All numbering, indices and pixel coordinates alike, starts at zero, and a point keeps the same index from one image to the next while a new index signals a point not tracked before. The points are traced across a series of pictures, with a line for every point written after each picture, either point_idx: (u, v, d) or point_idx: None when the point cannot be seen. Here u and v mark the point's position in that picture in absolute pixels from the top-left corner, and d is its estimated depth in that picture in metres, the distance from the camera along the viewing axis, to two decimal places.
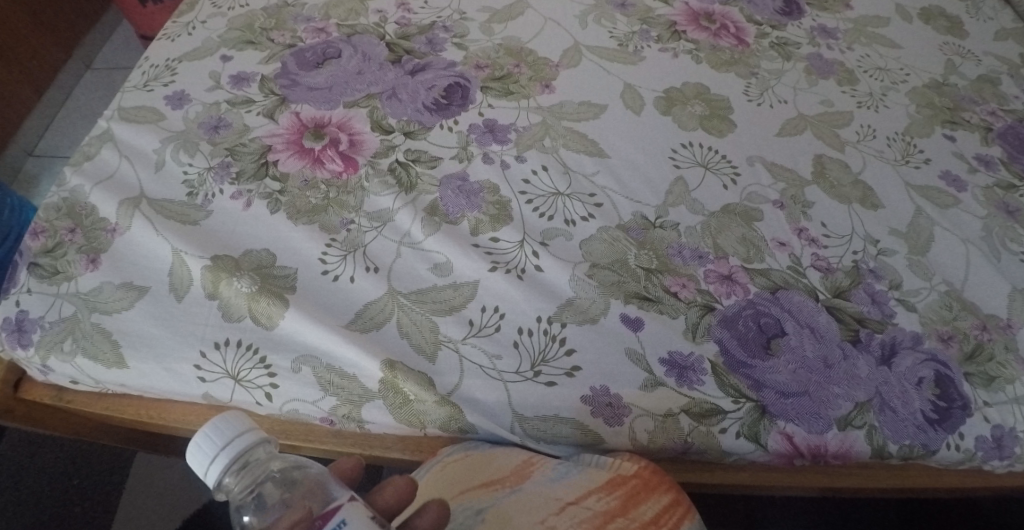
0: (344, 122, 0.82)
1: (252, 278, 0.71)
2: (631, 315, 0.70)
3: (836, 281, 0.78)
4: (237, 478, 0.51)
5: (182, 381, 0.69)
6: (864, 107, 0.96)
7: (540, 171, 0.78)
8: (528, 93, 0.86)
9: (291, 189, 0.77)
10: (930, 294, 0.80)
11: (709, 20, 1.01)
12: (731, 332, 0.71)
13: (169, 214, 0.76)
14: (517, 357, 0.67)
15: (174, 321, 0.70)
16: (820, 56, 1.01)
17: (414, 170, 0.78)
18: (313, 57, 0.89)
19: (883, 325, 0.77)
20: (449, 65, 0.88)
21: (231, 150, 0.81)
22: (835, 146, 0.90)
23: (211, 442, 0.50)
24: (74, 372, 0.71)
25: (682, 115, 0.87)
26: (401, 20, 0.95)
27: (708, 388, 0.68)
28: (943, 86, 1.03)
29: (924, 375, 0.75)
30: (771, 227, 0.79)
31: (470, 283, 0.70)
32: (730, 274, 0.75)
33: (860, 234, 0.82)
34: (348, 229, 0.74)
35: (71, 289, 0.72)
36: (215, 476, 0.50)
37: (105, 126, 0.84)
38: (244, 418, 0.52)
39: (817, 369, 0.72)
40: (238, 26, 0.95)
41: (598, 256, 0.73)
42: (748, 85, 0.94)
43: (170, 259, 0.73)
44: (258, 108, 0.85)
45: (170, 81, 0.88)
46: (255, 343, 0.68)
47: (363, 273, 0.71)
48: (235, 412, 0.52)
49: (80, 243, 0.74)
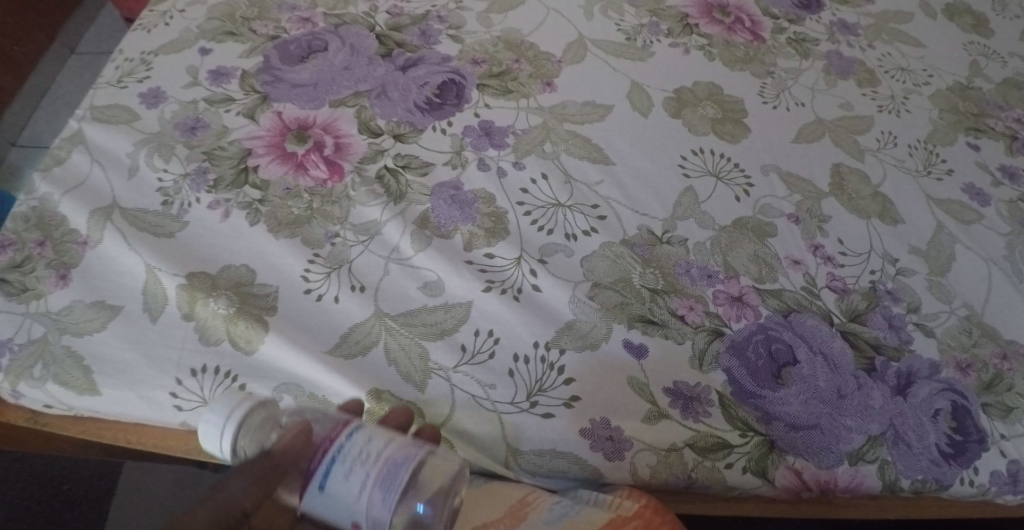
0: (329, 123, 0.79)
1: (228, 298, 0.69)
2: (634, 342, 0.66)
3: (852, 304, 0.73)
4: (247, 440, 0.56)
5: (158, 409, 0.67)
6: (886, 111, 0.90)
7: (540, 180, 0.74)
8: (527, 92, 0.81)
9: (272, 198, 0.75)
10: (950, 318, 0.76)
11: (723, 13, 0.94)
12: (741, 361, 0.67)
13: (143, 227, 0.73)
14: (512, 387, 0.63)
15: (149, 345, 0.68)
16: (840, 54, 0.95)
17: (403, 178, 0.75)
18: (297, 50, 0.86)
19: (899, 352, 0.72)
20: (444, 59, 0.85)
21: (208, 153, 0.78)
22: (855, 155, 0.84)
23: (217, 414, 0.55)
24: (47, 398, 0.67)
25: (693, 118, 0.81)
26: (394, 8, 0.91)
27: (714, 420, 0.65)
28: (969, 90, 0.97)
29: (940, 407, 0.71)
30: (786, 243, 0.74)
31: (462, 304, 0.67)
32: (741, 296, 0.70)
33: (878, 252, 0.77)
34: (333, 244, 0.71)
35: (41, 308, 0.68)
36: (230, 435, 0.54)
37: (76, 126, 0.79)
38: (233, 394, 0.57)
39: (829, 400, 0.68)
40: (218, 15, 0.91)
41: (600, 274, 0.69)
42: (764, 85, 0.88)
43: (142, 276, 0.70)
44: (238, 106, 0.81)
45: (145, 77, 0.84)
46: (233, 369, 0.67)
47: (347, 293, 0.68)
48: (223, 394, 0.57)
49: (49, 257, 0.71)
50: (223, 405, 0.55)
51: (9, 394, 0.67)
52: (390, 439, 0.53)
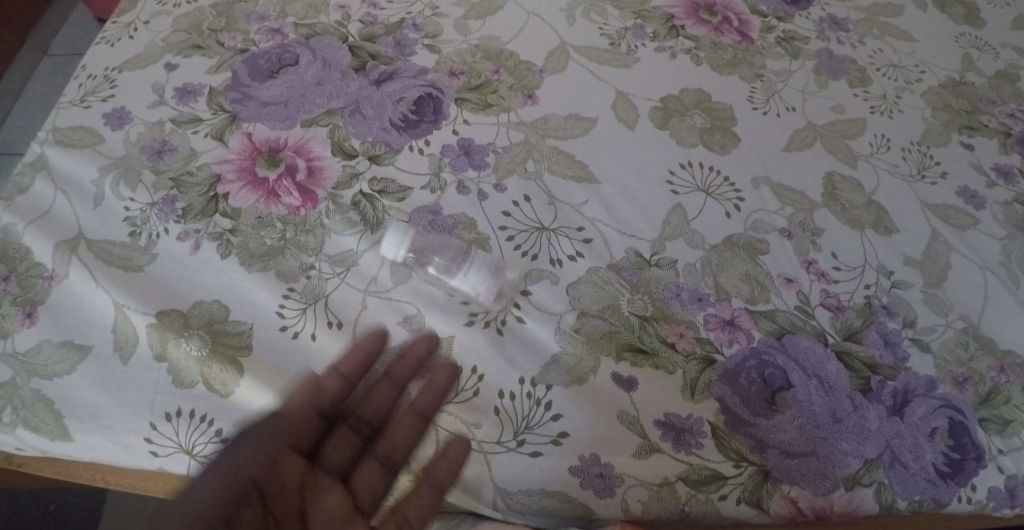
0: (301, 145, 0.76)
1: (202, 338, 0.66)
2: (623, 374, 0.65)
3: (847, 322, 0.71)
4: None
5: (133, 455, 0.64)
6: (879, 113, 0.87)
7: (522, 202, 0.73)
8: (508, 105, 0.79)
9: (243, 227, 0.71)
10: (946, 332, 0.73)
11: (710, 12, 0.91)
12: (732, 388, 0.66)
13: (110, 260, 0.69)
14: (498, 425, 0.63)
15: (121, 388, 0.65)
16: (831, 52, 0.92)
17: (380, 204, 0.72)
18: (266, 64, 0.82)
19: (895, 371, 0.70)
20: (420, 72, 0.81)
21: (176, 180, 0.74)
22: (848, 162, 0.82)
23: None
24: (17, 444, 0.65)
25: (680, 128, 0.80)
26: (366, 17, 0.87)
27: (707, 452, 0.63)
28: (962, 85, 0.92)
29: (937, 425, 0.69)
30: (778, 261, 0.73)
31: (445, 339, 0.66)
32: (732, 320, 0.69)
33: (873, 265, 0.75)
34: (308, 276, 0.69)
35: (8, 350, 0.66)
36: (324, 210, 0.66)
37: (39, 150, 0.75)
38: None
39: (825, 424, 0.66)
40: (184, 26, 0.86)
41: (586, 303, 0.68)
42: (753, 89, 0.85)
43: (111, 313, 0.67)
44: (206, 127, 0.77)
45: (109, 96, 0.80)
46: (210, 414, 0.64)
47: (325, 330, 0.66)
48: None
49: (15, 294, 0.68)
50: None
51: None
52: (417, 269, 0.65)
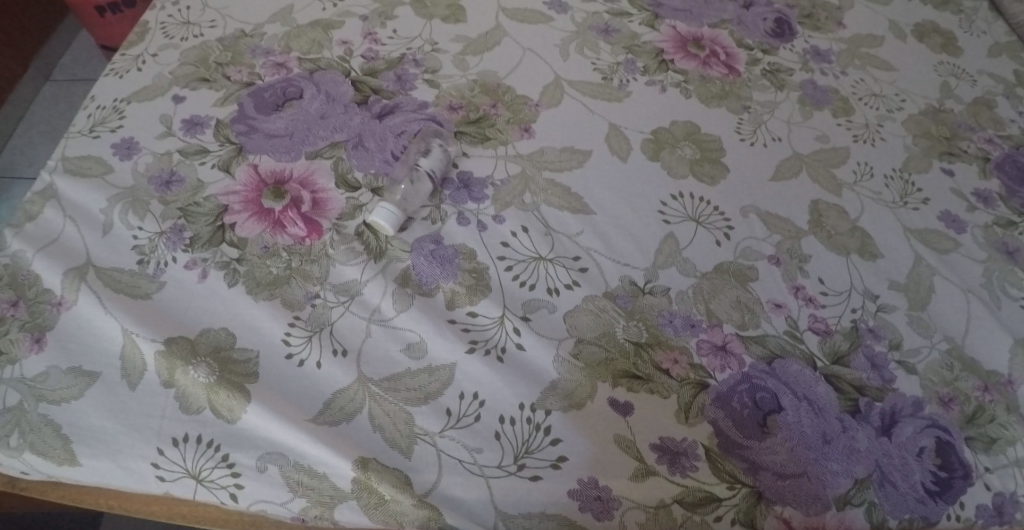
0: (305, 176, 0.78)
1: (209, 365, 0.68)
2: (620, 399, 0.68)
3: (835, 345, 0.74)
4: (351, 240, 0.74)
5: (139, 479, 0.66)
6: (861, 141, 0.90)
7: (520, 233, 0.75)
8: (505, 138, 0.82)
9: (250, 257, 0.74)
10: (931, 353, 0.76)
11: (698, 46, 0.94)
12: (726, 412, 0.68)
13: (119, 287, 0.71)
14: (499, 450, 0.65)
15: (129, 413, 0.67)
16: (814, 83, 0.95)
17: (383, 235, 0.75)
18: (272, 97, 0.84)
19: (883, 392, 0.73)
20: (420, 106, 0.84)
21: (184, 210, 0.76)
22: (832, 189, 0.84)
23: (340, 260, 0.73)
24: (23, 468, 0.66)
25: (671, 160, 0.83)
26: (368, 51, 0.89)
27: (702, 474, 0.66)
28: (940, 112, 0.95)
29: (925, 444, 0.71)
30: (767, 287, 0.76)
31: (446, 366, 0.68)
32: (724, 345, 0.72)
33: (858, 289, 0.78)
34: (313, 304, 0.71)
35: (15, 375, 0.67)
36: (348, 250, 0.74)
37: (48, 179, 0.77)
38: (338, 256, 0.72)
39: (815, 445, 0.69)
40: (192, 59, 0.88)
41: (583, 330, 0.71)
42: (741, 121, 0.88)
43: (119, 339, 0.69)
44: (213, 158, 0.79)
45: (117, 126, 0.81)
46: (217, 439, 0.66)
47: (330, 357, 0.68)
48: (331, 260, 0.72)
49: (23, 319, 0.69)
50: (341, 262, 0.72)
51: None
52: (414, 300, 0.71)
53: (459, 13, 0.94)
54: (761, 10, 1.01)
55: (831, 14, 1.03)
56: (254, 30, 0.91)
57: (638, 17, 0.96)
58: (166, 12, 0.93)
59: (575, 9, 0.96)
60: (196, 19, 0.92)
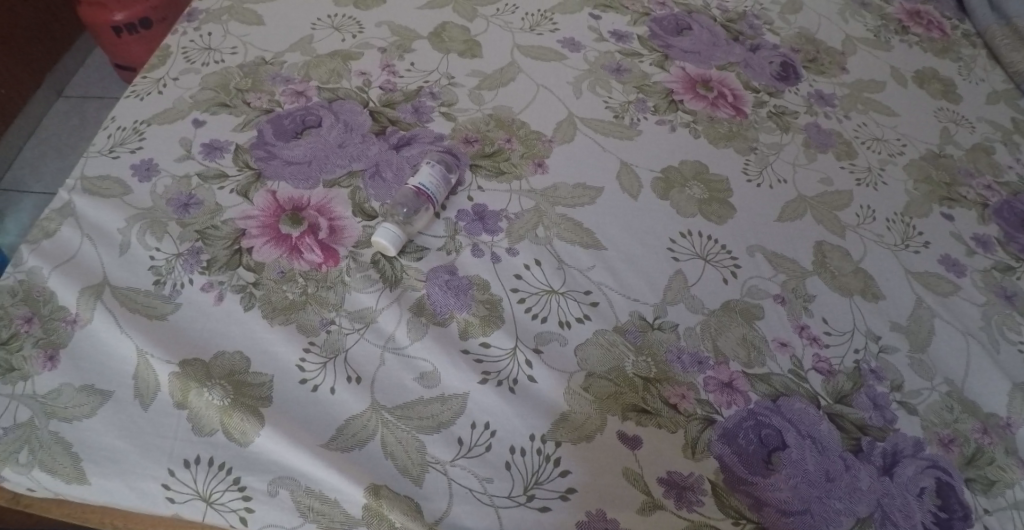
0: (323, 204, 0.79)
1: (223, 388, 0.69)
2: (629, 433, 0.70)
3: (838, 385, 0.76)
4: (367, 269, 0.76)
5: (148, 500, 0.66)
6: (864, 185, 0.92)
7: (533, 266, 0.77)
8: (519, 172, 0.84)
9: (266, 281, 0.74)
10: (932, 395, 0.77)
11: (706, 87, 0.97)
12: (732, 448, 0.70)
13: (135, 307, 0.72)
14: (509, 480, 0.67)
15: (141, 433, 0.67)
16: (819, 126, 0.97)
17: (399, 263, 0.76)
18: (291, 125, 0.85)
19: (884, 432, 0.74)
20: (437, 138, 0.86)
21: (201, 232, 0.77)
22: (836, 231, 0.87)
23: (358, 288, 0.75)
24: (30, 485, 0.67)
25: (680, 198, 0.85)
26: (386, 84, 0.91)
27: (707, 509, 0.67)
28: (940, 158, 0.98)
29: (925, 485, 0.72)
30: (772, 325, 0.78)
31: (458, 396, 0.70)
32: (730, 382, 0.74)
33: (861, 330, 0.80)
34: (329, 330, 0.72)
35: (27, 390, 0.68)
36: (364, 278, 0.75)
37: (66, 198, 0.78)
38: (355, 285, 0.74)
39: (818, 483, 0.70)
40: (212, 85, 0.89)
41: (593, 363, 0.73)
42: (747, 161, 0.91)
43: (133, 359, 0.70)
44: (231, 183, 0.80)
45: (137, 147, 0.82)
46: (228, 462, 0.67)
47: (344, 383, 0.70)
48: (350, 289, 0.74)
49: (37, 335, 0.70)
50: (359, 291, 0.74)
51: None
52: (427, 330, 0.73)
53: (475, 48, 0.96)
54: (767, 53, 1.04)
55: (834, 59, 1.06)
56: (275, 58, 0.92)
57: (649, 57, 0.99)
58: (188, 37, 0.94)
59: (588, 48, 0.99)
60: (217, 45, 0.93)
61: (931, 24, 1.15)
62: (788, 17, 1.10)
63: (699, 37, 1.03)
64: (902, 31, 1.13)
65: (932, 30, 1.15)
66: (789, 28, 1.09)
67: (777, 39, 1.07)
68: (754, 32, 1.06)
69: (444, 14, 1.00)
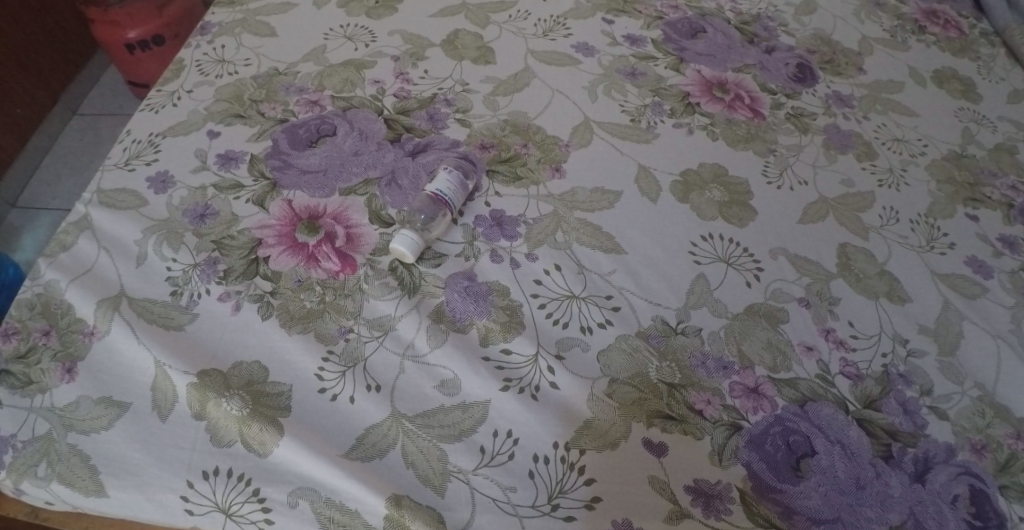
0: (340, 212, 0.78)
1: (241, 398, 0.68)
2: (654, 440, 0.69)
3: (866, 390, 0.74)
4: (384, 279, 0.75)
5: (167, 512, 0.65)
6: (886, 186, 0.90)
7: (553, 271, 0.76)
8: (537, 177, 0.84)
9: (283, 290, 0.74)
10: (962, 400, 0.75)
11: (723, 90, 0.96)
12: (759, 455, 0.69)
13: (152, 318, 0.72)
14: (533, 489, 0.66)
15: (159, 445, 0.67)
16: (838, 127, 0.96)
17: (416, 270, 0.76)
18: (305, 133, 0.84)
19: (915, 437, 0.72)
20: (452, 144, 0.86)
21: (218, 242, 0.76)
22: (859, 233, 0.85)
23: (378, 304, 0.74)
24: (49, 498, 0.66)
25: (700, 202, 0.84)
26: (400, 91, 0.90)
27: (735, 517, 0.66)
28: (963, 158, 0.96)
29: (958, 492, 0.70)
30: (797, 329, 0.76)
31: (480, 404, 0.69)
32: (756, 387, 0.72)
33: (888, 333, 0.78)
34: (347, 339, 0.71)
35: (45, 403, 0.68)
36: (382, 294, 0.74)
37: (83, 210, 0.78)
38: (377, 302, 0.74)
39: (848, 491, 0.68)
40: (226, 96, 0.89)
41: (616, 370, 0.72)
42: (767, 164, 0.89)
43: (151, 371, 0.69)
44: (247, 193, 0.80)
45: (153, 159, 0.82)
46: (248, 473, 0.66)
47: (363, 392, 0.69)
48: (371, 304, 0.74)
49: (55, 348, 0.70)
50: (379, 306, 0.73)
51: (11, 492, 0.66)
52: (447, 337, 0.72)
53: (488, 54, 0.96)
54: (782, 55, 1.02)
55: (851, 60, 1.05)
56: (288, 69, 0.92)
57: (663, 61, 0.99)
58: (202, 50, 0.94)
59: (602, 52, 0.98)
60: (231, 57, 0.93)
61: (948, 23, 1.14)
62: (803, 19, 1.09)
63: (714, 40, 1.02)
64: (919, 31, 1.11)
65: (949, 29, 1.13)
66: (804, 30, 1.08)
67: (793, 41, 1.05)
68: (769, 34, 1.05)
69: (456, 21, 1.00)
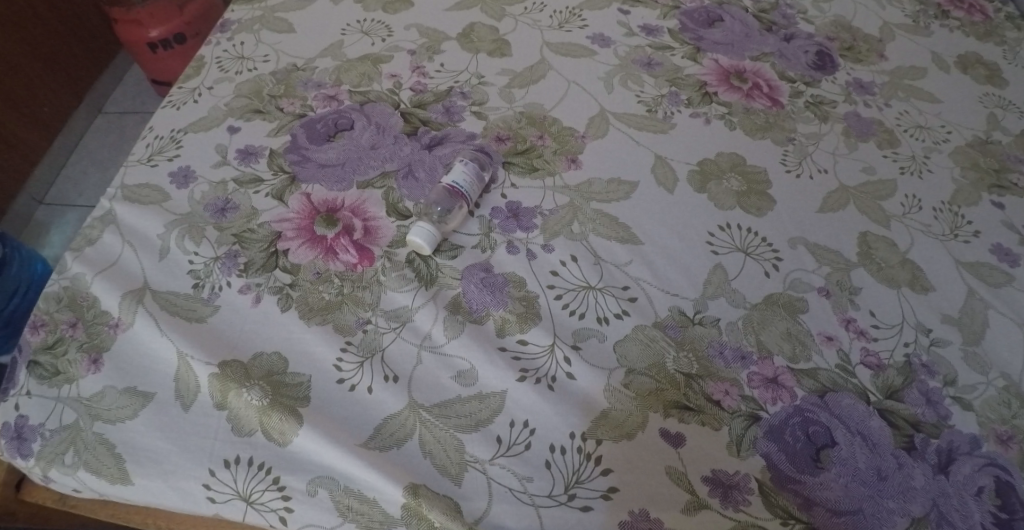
0: (357, 205, 0.79)
1: (262, 388, 0.69)
2: (671, 430, 0.69)
3: (888, 380, 0.73)
4: (400, 273, 0.75)
5: (190, 500, 0.67)
6: (908, 173, 0.89)
7: (569, 262, 0.76)
8: (552, 169, 0.84)
9: (302, 282, 0.74)
10: (987, 390, 0.74)
11: (741, 79, 0.95)
12: (778, 445, 0.69)
13: (175, 310, 0.73)
14: (550, 479, 0.66)
15: (181, 434, 0.68)
16: (859, 115, 0.94)
17: (433, 262, 0.76)
18: (324, 128, 0.85)
19: (938, 428, 0.71)
20: (468, 137, 0.86)
21: (238, 236, 0.77)
22: (881, 222, 0.84)
23: (398, 301, 0.74)
24: (76, 486, 0.68)
25: (717, 191, 0.84)
26: (417, 85, 0.91)
27: (754, 508, 0.66)
28: (988, 145, 0.93)
29: (984, 484, 0.69)
30: (817, 319, 0.76)
31: (497, 394, 0.69)
32: (775, 377, 0.72)
33: (910, 323, 0.77)
34: (364, 330, 0.72)
35: (72, 393, 0.69)
36: (399, 293, 0.74)
37: (108, 205, 0.79)
38: (393, 297, 0.74)
39: (869, 482, 0.68)
40: (246, 92, 0.90)
41: (633, 359, 0.72)
42: (786, 152, 0.88)
43: (174, 362, 0.70)
44: (267, 187, 0.80)
45: (175, 155, 0.83)
46: (268, 462, 0.67)
47: (381, 383, 0.69)
48: (389, 298, 0.74)
49: (81, 340, 0.72)
50: (397, 301, 0.74)
51: (40, 479, 0.68)
52: (464, 329, 0.72)
53: (504, 47, 0.96)
54: (802, 43, 1.01)
55: (873, 46, 1.03)
56: (306, 64, 0.93)
57: (680, 50, 0.98)
58: (222, 47, 0.95)
59: (618, 43, 0.98)
60: (250, 53, 0.94)
61: (972, 8, 1.11)
62: (823, 6, 1.08)
63: (732, 28, 1.01)
64: (942, 15, 1.09)
65: (974, 14, 1.10)
66: (824, 17, 1.06)
67: (812, 28, 1.04)
68: (788, 22, 1.04)
69: (472, 14, 1.00)
